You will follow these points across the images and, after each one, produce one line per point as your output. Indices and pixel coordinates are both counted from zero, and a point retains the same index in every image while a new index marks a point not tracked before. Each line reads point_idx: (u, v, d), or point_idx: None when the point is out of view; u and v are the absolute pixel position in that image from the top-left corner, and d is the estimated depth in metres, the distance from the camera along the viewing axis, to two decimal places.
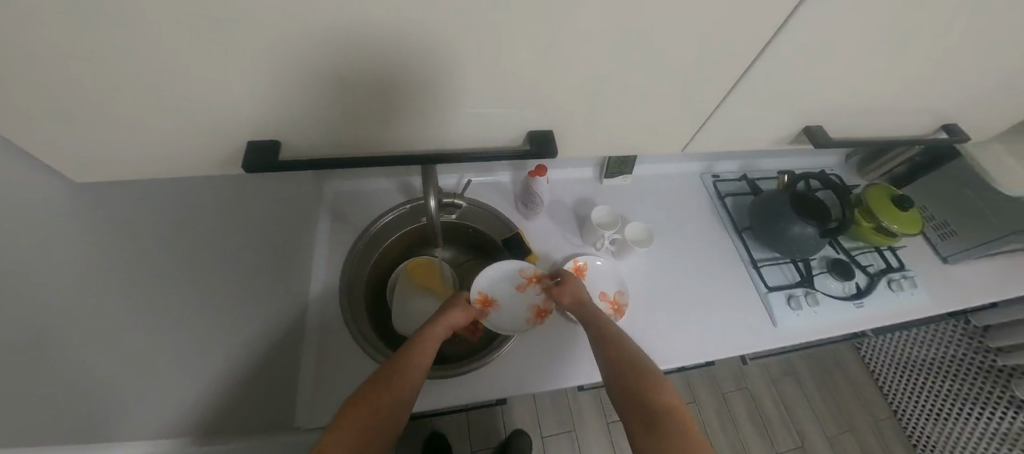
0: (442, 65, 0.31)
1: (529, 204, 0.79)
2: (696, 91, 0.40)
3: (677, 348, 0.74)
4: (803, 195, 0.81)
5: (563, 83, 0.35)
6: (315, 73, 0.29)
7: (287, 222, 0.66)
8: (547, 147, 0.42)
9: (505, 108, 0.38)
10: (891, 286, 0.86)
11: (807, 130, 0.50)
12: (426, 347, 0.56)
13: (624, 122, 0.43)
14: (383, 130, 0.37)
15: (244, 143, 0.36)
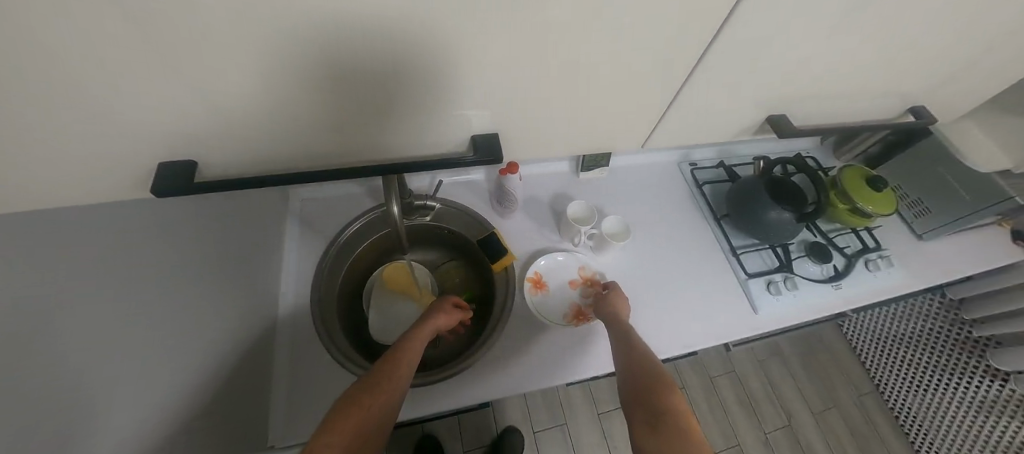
0: (375, 76, 0.28)
1: (504, 202, 0.77)
2: (657, 84, 0.39)
3: (659, 340, 0.74)
4: (779, 180, 0.81)
5: (514, 83, 0.33)
6: (231, 92, 0.27)
7: (248, 236, 0.63)
8: (493, 152, 0.40)
9: (454, 111, 0.35)
10: (868, 267, 0.87)
11: (771, 119, 0.49)
12: (413, 349, 0.56)
13: (585, 118, 0.41)
14: (322, 143, 0.35)
15: (150, 166, 0.32)
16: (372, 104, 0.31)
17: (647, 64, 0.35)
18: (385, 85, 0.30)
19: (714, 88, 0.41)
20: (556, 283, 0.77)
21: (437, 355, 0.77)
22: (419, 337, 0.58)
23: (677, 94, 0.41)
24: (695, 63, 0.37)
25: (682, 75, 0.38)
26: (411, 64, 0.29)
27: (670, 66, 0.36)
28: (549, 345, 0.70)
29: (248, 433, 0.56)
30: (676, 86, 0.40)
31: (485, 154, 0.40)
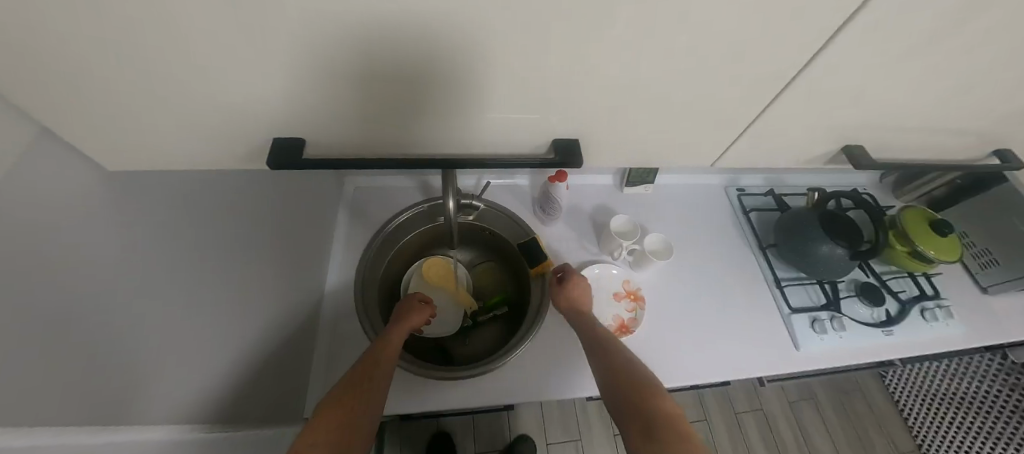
0: (461, 77, 0.30)
1: (548, 209, 0.78)
2: (727, 107, 0.39)
3: (693, 365, 0.71)
4: (833, 214, 0.78)
5: (588, 97, 0.35)
6: (334, 79, 0.29)
7: (306, 216, 0.67)
8: (569, 159, 0.41)
9: (529, 115, 0.36)
10: (924, 316, 0.82)
11: (845, 149, 0.48)
12: (387, 352, 0.57)
13: (652, 134, 0.42)
14: (402, 134, 0.37)
15: (269, 138, 0.36)
16: (454, 103, 0.33)
17: (727, 89, 0.35)
18: (469, 86, 0.32)
19: (788, 116, 0.41)
20: (602, 294, 0.77)
21: (466, 352, 0.78)
22: (392, 340, 0.60)
23: (748, 117, 0.41)
24: (776, 93, 0.37)
25: (760, 102, 0.38)
26: (495, 69, 0.30)
27: (750, 92, 0.36)
28: (581, 356, 0.71)
29: (287, 402, 0.59)
30: (754, 113, 0.40)
31: (561, 159, 0.41)
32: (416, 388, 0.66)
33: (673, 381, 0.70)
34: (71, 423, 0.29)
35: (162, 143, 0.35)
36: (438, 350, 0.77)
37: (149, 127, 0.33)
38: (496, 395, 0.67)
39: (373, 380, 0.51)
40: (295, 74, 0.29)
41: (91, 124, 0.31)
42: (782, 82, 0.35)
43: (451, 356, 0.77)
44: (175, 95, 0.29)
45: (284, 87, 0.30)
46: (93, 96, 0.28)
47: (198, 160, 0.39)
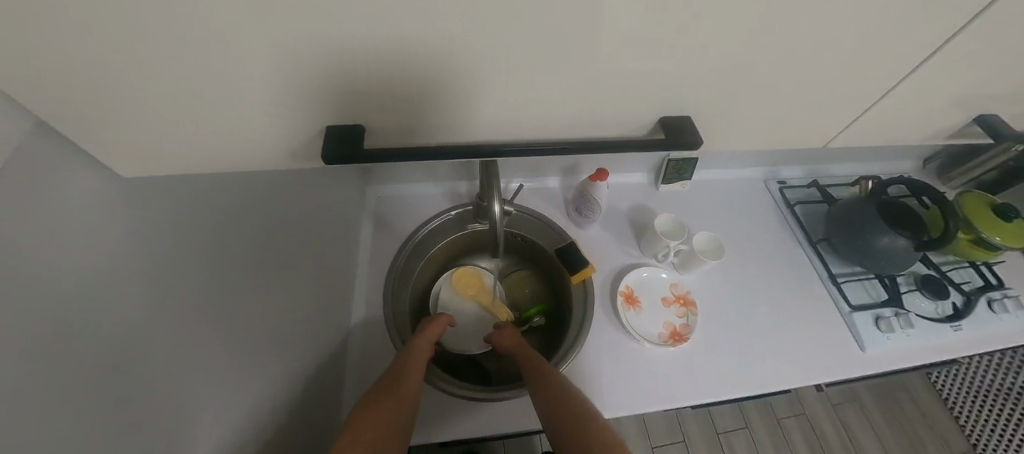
0: (549, 27, 0.26)
1: (585, 211, 0.73)
2: (814, 73, 0.35)
3: (754, 374, 0.65)
4: (891, 202, 0.73)
5: (670, 59, 0.31)
6: (408, 34, 0.25)
7: (334, 226, 0.63)
8: (685, 139, 0.39)
9: (597, 89, 0.33)
10: (993, 308, 0.76)
11: (980, 119, 0.48)
12: (416, 365, 0.53)
13: (729, 106, 0.38)
14: (470, 108, 0.34)
15: (324, 127, 0.34)
16: (532, 62, 0.29)
17: (830, 40, 0.31)
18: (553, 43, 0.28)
19: (882, 72, 0.37)
20: (649, 299, 0.71)
21: (502, 368, 0.72)
22: (419, 353, 0.55)
23: (847, 78, 0.37)
24: (883, 43, 0.33)
25: (862, 56, 0.34)
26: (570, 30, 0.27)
27: (856, 43, 0.32)
28: (632, 368, 0.64)
29: (323, 431, 0.53)
30: (849, 71, 0.36)
31: (675, 138, 0.39)
32: (458, 408, 0.61)
33: (734, 393, 0.63)
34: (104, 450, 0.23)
35: (197, 137, 0.31)
36: (473, 366, 0.72)
37: (192, 115, 0.29)
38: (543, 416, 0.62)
39: (399, 403, 0.45)
40: (359, 31, 0.25)
41: (130, 112, 0.27)
42: (894, 29, 0.31)
43: (486, 374, 0.71)
44: (218, 68, 0.25)
45: (349, 52, 0.26)
46: (141, 82, 0.25)
47: (239, 155, 0.35)
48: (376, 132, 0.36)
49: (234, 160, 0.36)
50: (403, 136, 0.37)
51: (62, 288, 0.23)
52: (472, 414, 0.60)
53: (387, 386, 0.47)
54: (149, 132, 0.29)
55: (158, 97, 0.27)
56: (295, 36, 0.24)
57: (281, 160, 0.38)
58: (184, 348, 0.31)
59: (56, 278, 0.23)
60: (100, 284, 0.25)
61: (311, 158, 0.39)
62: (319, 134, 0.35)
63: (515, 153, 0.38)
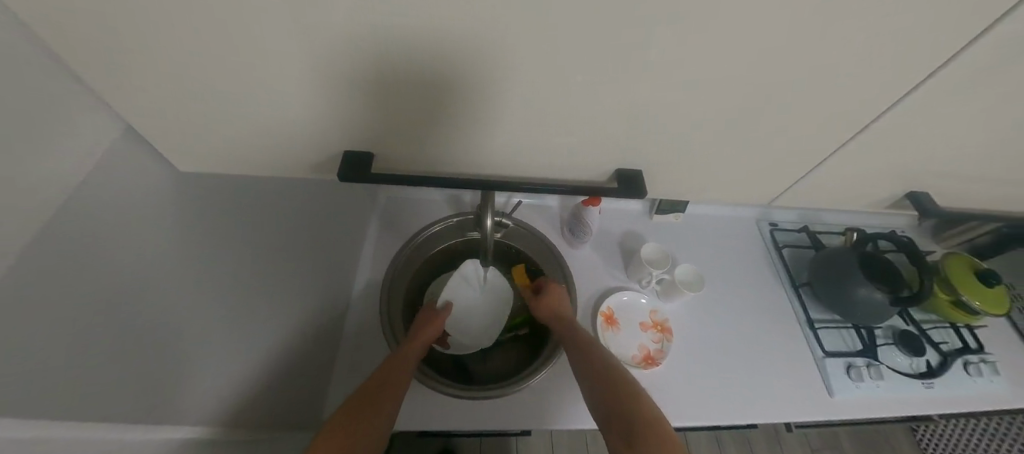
0: (522, 74, 0.32)
1: (578, 232, 0.78)
2: (760, 130, 0.40)
3: (720, 406, 0.68)
4: (872, 255, 0.76)
5: (628, 108, 0.36)
6: (412, 69, 0.31)
7: (341, 218, 0.69)
8: (637, 187, 0.46)
9: (570, 125, 0.38)
10: (968, 370, 0.77)
11: (911, 195, 0.58)
12: (401, 368, 0.57)
13: (692, 151, 0.43)
14: (462, 134, 0.40)
15: (340, 151, 0.43)
16: (517, 99, 0.35)
17: (776, 102, 0.36)
18: (525, 86, 0.33)
19: (832, 130, 0.42)
20: (627, 322, 0.75)
21: (485, 371, 0.77)
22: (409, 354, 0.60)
23: (800, 134, 0.42)
24: (823, 108, 0.38)
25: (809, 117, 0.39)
26: (539, 76, 0.32)
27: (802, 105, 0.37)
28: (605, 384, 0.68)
29: (309, 405, 0.59)
30: (801, 128, 0.41)
31: (630, 185, 0.46)
32: (436, 399, 0.66)
33: (698, 421, 0.66)
34: (68, 421, 0.27)
35: (235, 128, 0.38)
36: (460, 370, 0.76)
37: (230, 109, 0.36)
38: (516, 419, 0.66)
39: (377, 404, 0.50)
40: (380, 62, 0.31)
41: (185, 102, 0.35)
42: (831, 95, 0.36)
43: (471, 376, 0.75)
44: (256, 77, 0.32)
45: (361, 77, 0.33)
46: (195, 80, 0.32)
47: (265, 148, 0.42)
48: (387, 145, 0.42)
49: (260, 150, 0.43)
50: (405, 153, 0.43)
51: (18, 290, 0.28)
52: (450, 405, 0.66)
53: (366, 389, 0.52)
54: (197, 119, 0.37)
55: (208, 93, 0.34)
56: (317, 60, 0.31)
57: (301, 158, 0.44)
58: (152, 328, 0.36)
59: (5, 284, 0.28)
60: (40, 282, 0.30)
61: (329, 161, 0.45)
62: (334, 140, 0.41)
63: (501, 183, 0.46)
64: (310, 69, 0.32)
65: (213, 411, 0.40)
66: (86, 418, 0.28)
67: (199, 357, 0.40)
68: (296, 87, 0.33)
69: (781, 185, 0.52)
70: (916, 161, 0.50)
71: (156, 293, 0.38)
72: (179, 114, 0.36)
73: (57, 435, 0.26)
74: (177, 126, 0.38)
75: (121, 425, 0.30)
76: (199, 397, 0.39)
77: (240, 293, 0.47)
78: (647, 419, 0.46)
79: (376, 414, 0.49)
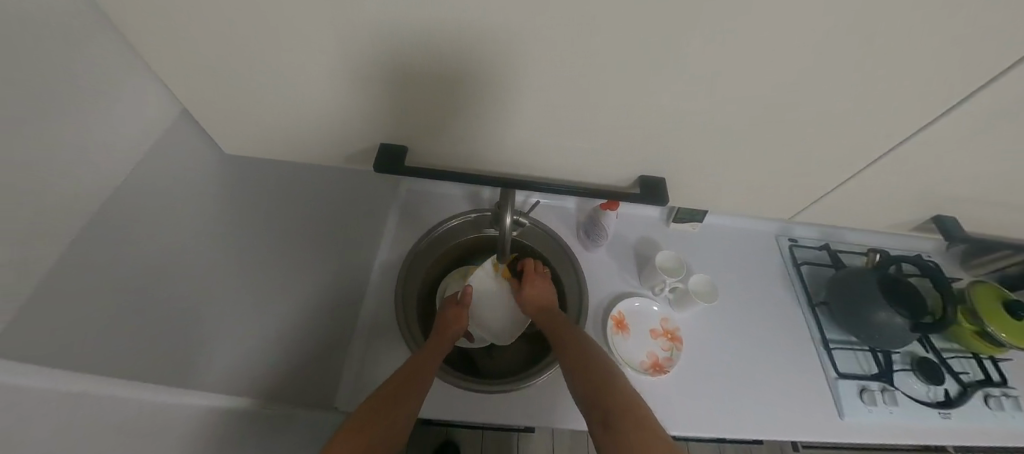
0: (553, 77, 0.33)
1: (594, 235, 0.79)
2: (784, 145, 0.40)
3: (726, 419, 0.68)
4: (894, 278, 0.74)
5: (654, 115, 0.37)
6: (449, 66, 0.33)
7: (363, 207, 0.72)
8: (659, 196, 0.46)
9: (596, 129, 0.39)
10: (988, 403, 0.75)
11: (937, 219, 0.57)
12: (428, 362, 0.60)
13: (717, 161, 0.44)
14: (490, 132, 0.41)
15: (371, 141, 0.45)
16: (547, 102, 0.36)
17: (803, 117, 0.36)
18: (555, 88, 0.34)
19: (861, 149, 0.42)
20: (637, 328, 0.75)
21: (493, 367, 0.78)
22: (434, 351, 0.63)
23: (827, 151, 0.42)
24: (851, 126, 0.38)
25: (836, 134, 0.39)
26: (569, 79, 0.33)
27: (829, 122, 0.37)
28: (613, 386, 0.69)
29: (321, 383, 0.62)
30: (828, 144, 0.40)
31: (652, 192, 0.46)
32: (444, 388, 0.68)
33: (703, 432, 0.66)
34: (118, 383, 0.29)
35: (276, 114, 0.41)
36: (468, 363, 0.77)
37: (273, 95, 0.38)
38: (521, 414, 0.68)
39: (402, 398, 0.53)
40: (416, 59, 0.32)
41: (232, 86, 0.37)
42: (862, 115, 0.36)
43: (479, 370, 0.77)
44: (302, 66, 0.34)
45: (400, 72, 0.34)
46: (245, 67, 0.34)
47: (301, 135, 0.44)
48: (416, 139, 0.44)
49: (297, 137, 0.45)
50: (434, 148, 0.45)
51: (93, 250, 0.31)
52: (457, 396, 0.68)
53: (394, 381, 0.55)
54: (242, 103, 0.39)
55: (256, 80, 0.36)
56: (361, 54, 0.32)
57: (335, 147, 0.46)
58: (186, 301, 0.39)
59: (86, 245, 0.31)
60: (104, 243, 0.32)
61: (359, 150, 0.47)
62: (368, 132, 0.43)
63: (522, 183, 0.48)
64: (354, 62, 0.33)
65: (227, 385, 0.42)
66: (130, 380, 0.31)
67: (221, 332, 0.43)
68: (338, 77, 0.35)
69: (804, 200, 0.52)
70: (947, 185, 0.48)
71: (195, 267, 0.41)
72: (226, 99, 0.39)
73: (113, 392, 0.29)
74: (221, 110, 0.40)
75: (160, 387, 0.33)
76: (215, 371, 0.41)
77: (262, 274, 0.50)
78: (629, 404, 0.48)
79: (399, 411, 0.51)
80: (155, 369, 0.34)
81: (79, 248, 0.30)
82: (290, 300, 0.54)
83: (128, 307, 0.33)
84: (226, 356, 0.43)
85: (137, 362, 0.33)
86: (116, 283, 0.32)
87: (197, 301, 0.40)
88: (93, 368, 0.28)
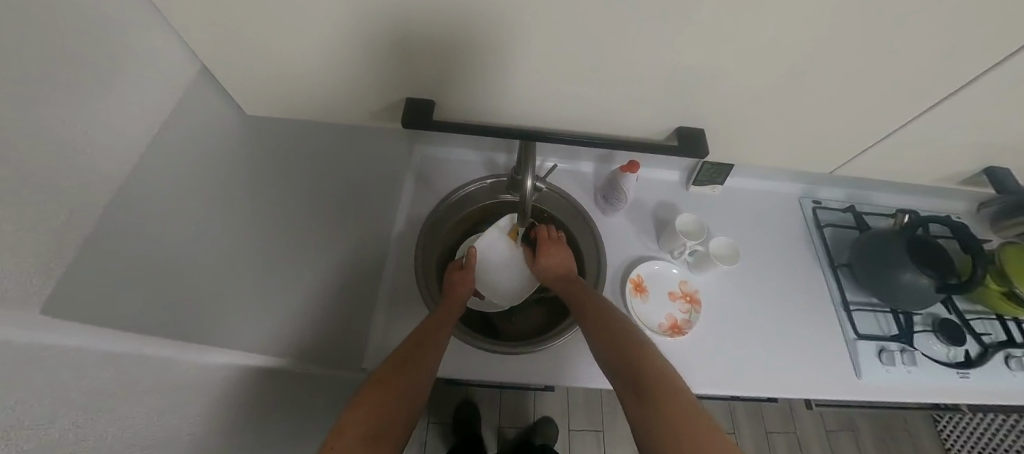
0: (587, 29, 0.31)
1: (612, 199, 0.78)
2: (822, 95, 0.38)
3: (743, 378, 0.69)
4: (924, 239, 0.72)
5: (689, 65, 0.35)
6: (476, 20, 0.31)
7: (379, 174, 0.71)
8: (693, 150, 0.45)
9: (626, 85, 0.38)
10: (1009, 363, 0.75)
11: (988, 171, 0.55)
12: (440, 328, 0.60)
13: (753, 113, 0.41)
14: (519, 87, 0.39)
15: (394, 99, 0.44)
16: (577, 57, 0.34)
17: (862, 62, 0.34)
18: (587, 41, 0.32)
19: (914, 99, 0.39)
20: (656, 290, 0.75)
21: (512, 330, 0.80)
22: (442, 317, 0.63)
23: (873, 101, 0.39)
24: (916, 71, 0.35)
25: (896, 81, 0.36)
26: (604, 31, 0.31)
27: (890, 69, 0.34)
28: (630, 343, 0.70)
29: (349, 344, 0.63)
30: (883, 92, 0.38)
31: (686, 147, 0.45)
32: (465, 350, 0.69)
33: (719, 391, 0.68)
34: (155, 340, 0.31)
35: (297, 73, 0.39)
36: (488, 326, 0.79)
37: (292, 55, 0.37)
38: (542, 374, 0.69)
39: (419, 364, 0.53)
40: (446, 8, 0.30)
41: (252, 49, 0.36)
42: (918, 62, 0.33)
43: (498, 332, 0.79)
44: (319, 25, 0.33)
45: (421, 29, 0.33)
46: (260, 26, 0.33)
47: (320, 97, 0.43)
48: (442, 93, 0.42)
49: (317, 99, 0.44)
50: (456, 105, 0.44)
51: (142, 212, 0.31)
52: (479, 357, 0.69)
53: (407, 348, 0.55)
54: (263, 63, 0.38)
55: (271, 39, 0.35)
56: (378, 9, 0.31)
57: (357, 108, 0.45)
58: (221, 266, 0.40)
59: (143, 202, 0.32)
60: (154, 208, 0.33)
61: (382, 109, 0.45)
62: (388, 90, 0.42)
63: (549, 138, 0.46)
64: (374, 17, 0.32)
65: (260, 348, 0.44)
66: (167, 338, 0.32)
67: (252, 299, 0.43)
68: (359, 32, 0.34)
69: (842, 153, 0.50)
70: (1001, 136, 0.46)
71: (226, 233, 0.41)
72: (246, 62, 0.38)
73: (151, 351, 0.30)
74: (238, 70, 0.39)
75: (194, 348, 0.34)
76: (249, 336, 0.43)
77: (287, 241, 0.50)
78: (659, 370, 0.47)
79: (417, 375, 0.51)
80: (195, 328, 0.35)
81: (134, 210, 0.31)
82: (319, 261, 0.55)
83: (171, 270, 0.33)
84: (258, 322, 0.44)
85: (177, 327, 0.33)
86: (163, 250, 0.33)
87: (230, 267, 0.41)
88: (138, 324, 0.29)
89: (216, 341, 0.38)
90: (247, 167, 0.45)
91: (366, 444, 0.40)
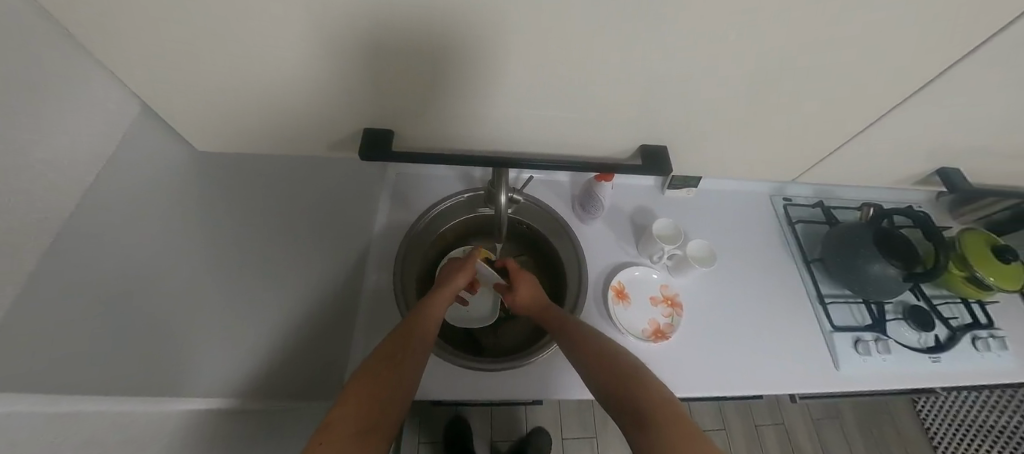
0: (533, 52, 0.32)
1: (590, 208, 0.78)
2: (769, 102, 0.40)
3: (726, 378, 0.69)
4: (888, 232, 0.74)
5: (639, 81, 0.36)
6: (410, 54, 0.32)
7: (353, 198, 0.69)
8: (659, 165, 0.46)
9: (574, 107, 0.39)
10: (976, 345, 0.78)
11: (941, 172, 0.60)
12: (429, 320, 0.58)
13: (710, 122, 0.43)
14: (486, 111, 0.40)
15: (356, 125, 0.43)
16: (526, 81, 0.36)
17: (799, 68, 0.35)
18: (534, 65, 0.33)
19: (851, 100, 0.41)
20: (637, 296, 0.76)
21: (497, 345, 0.78)
22: (432, 308, 0.61)
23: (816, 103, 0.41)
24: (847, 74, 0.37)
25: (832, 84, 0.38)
26: (550, 55, 0.32)
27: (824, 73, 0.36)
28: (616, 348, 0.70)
29: (328, 374, 0.62)
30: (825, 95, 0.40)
31: (651, 164, 0.46)
32: (451, 369, 0.68)
33: (704, 393, 0.68)
34: (84, 394, 0.29)
35: (251, 99, 0.39)
36: (473, 343, 0.78)
37: (244, 82, 0.36)
38: (529, 389, 0.68)
39: (404, 358, 0.51)
40: (392, 28, 0.29)
41: (204, 78, 0.35)
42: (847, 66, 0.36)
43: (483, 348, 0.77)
44: (269, 53, 0.33)
45: (372, 56, 0.33)
46: (208, 57, 0.33)
47: (279, 122, 0.43)
48: (402, 118, 0.42)
49: (276, 125, 0.43)
50: (417, 132, 0.44)
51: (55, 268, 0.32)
52: (464, 376, 0.68)
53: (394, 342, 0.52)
54: (215, 91, 0.37)
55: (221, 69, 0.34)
56: (326, 40, 0.31)
57: (319, 133, 0.45)
58: (168, 312, 0.39)
59: (19, 265, 0.29)
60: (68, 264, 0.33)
61: (344, 133, 0.44)
62: (350, 116, 0.41)
63: (520, 165, 0.46)
64: (322, 49, 0.32)
65: (230, 392, 0.42)
66: (105, 391, 0.31)
67: (212, 344, 0.42)
68: (311, 61, 0.34)
69: (798, 153, 0.52)
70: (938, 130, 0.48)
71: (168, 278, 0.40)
72: (199, 91, 0.37)
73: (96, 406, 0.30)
74: (191, 99, 0.38)
75: (146, 398, 0.33)
76: (212, 380, 0.41)
77: (249, 279, 0.49)
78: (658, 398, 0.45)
79: (406, 371, 0.50)
80: (129, 381, 0.33)
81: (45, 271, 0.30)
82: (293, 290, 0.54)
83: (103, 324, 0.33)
84: (220, 366, 0.42)
85: (118, 381, 0.32)
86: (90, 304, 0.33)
87: (180, 312, 0.40)
88: (52, 383, 0.27)
89: (173, 390, 0.36)
90: (186, 214, 0.45)
91: (359, 439, 0.39)
